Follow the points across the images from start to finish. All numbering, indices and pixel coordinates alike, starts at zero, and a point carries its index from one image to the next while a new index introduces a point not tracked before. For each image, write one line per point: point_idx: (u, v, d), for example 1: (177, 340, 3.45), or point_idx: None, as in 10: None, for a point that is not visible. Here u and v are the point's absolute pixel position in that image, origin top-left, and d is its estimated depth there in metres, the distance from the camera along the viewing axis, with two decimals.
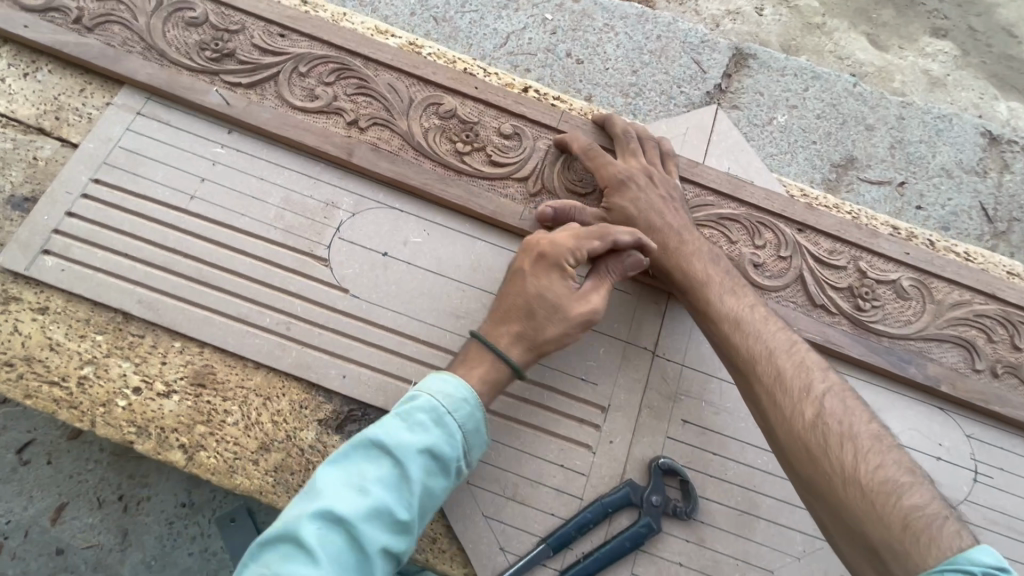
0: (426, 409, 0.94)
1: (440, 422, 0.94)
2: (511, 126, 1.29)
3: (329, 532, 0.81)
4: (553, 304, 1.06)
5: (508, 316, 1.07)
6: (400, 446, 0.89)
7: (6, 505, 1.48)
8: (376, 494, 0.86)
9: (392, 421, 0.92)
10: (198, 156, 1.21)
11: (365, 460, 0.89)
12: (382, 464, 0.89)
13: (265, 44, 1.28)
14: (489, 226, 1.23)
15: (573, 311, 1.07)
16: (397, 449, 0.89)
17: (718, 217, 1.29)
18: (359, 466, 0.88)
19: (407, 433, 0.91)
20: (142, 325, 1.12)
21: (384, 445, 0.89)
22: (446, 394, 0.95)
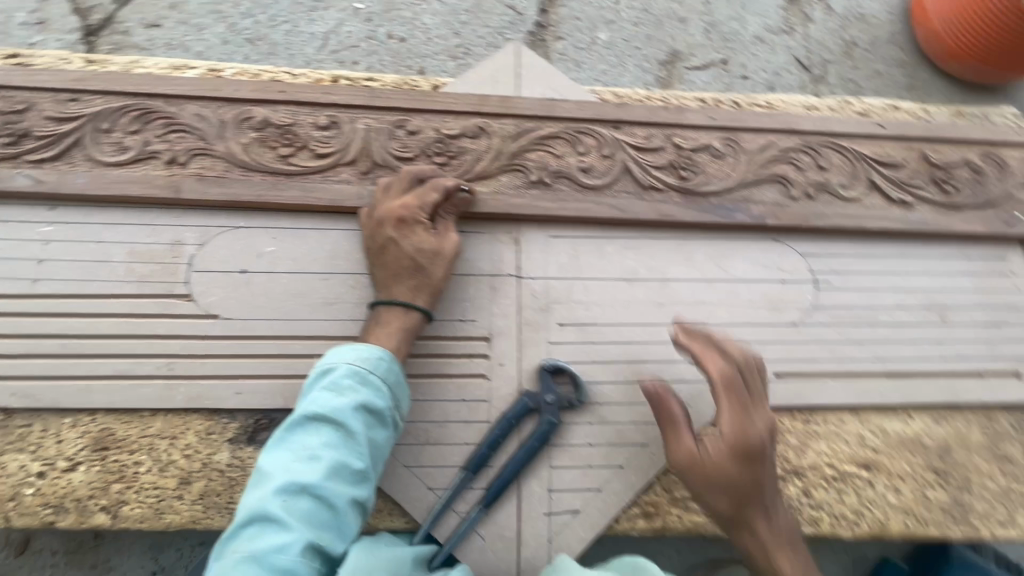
0: (347, 374, 1.02)
1: (363, 383, 1.02)
2: (327, 116, 1.35)
3: (291, 502, 0.90)
4: (431, 252, 1.15)
5: (394, 278, 1.15)
6: (333, 413, 0.97)
7: None
8: (326, 457, 0.94)
9: (322, 396, 1.00)
10: (26, 240, 1.21)
11: (306, 435, 0.97)
12: (323, 432, 0.97)
13: (59, 113, 1.28)
14: (335, 214, 1.30)
15: (444, 250, 1.17)
16: (332, 415, 0.97)
17: (541, 138, 1.39)
18: (302, 445, 0.96)
19: (339, 398, 0.99)
20: (26, 414, 1.13)
21: (319, 417, 0.97)
22: (363, 356, 1.04)
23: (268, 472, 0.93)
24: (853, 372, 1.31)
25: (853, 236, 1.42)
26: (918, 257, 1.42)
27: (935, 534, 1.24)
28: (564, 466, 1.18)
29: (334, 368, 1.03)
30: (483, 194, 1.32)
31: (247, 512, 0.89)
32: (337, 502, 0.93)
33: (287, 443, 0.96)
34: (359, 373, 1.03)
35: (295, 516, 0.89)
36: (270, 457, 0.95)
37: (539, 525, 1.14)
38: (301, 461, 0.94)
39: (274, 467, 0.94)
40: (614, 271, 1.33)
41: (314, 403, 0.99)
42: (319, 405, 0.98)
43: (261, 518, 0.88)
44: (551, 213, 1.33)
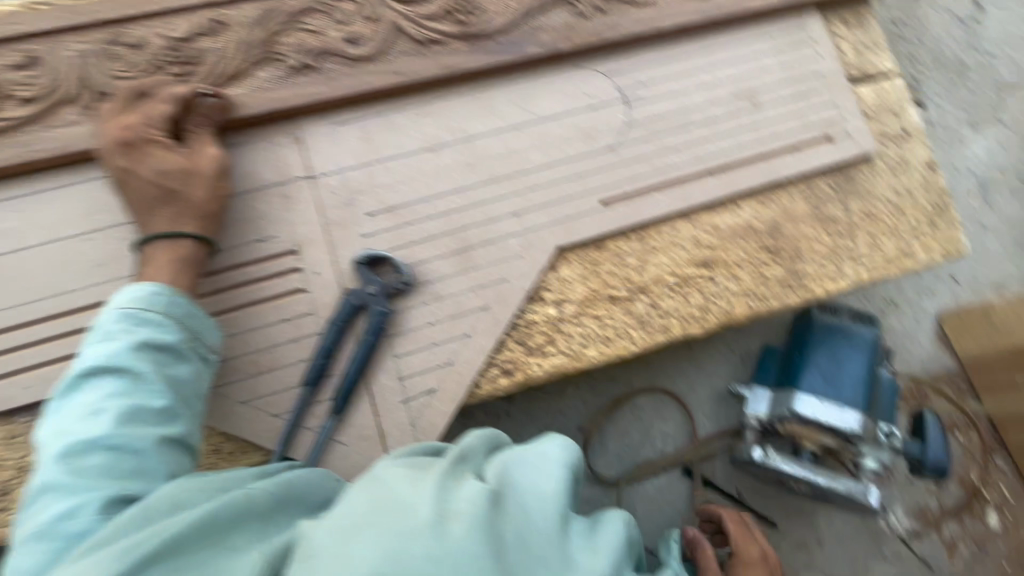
0: (113, 318, 0.90)
1: (135, 320, 0.90)
2: (18, 50, 1.11)
3: (74, 464, 0.79)
4: (181, 172, 1.01)
5: (150, 210, 1.00)
6: (102, 361, 0.86)
7: None
8: (108, 407, 0.83)
9: (90, 349, 0.88)
10: None
11: (83, 394, 0.85)
12: (101, 384, 0.85)
13: None
14: (73, 164, 1.11)
15: (199, 165, 1.04)
16: (104, 364, 0.85)
17: (290, 17, 1.21)
18: (78, 405, 0.84)
19: (111, 344, 0.87)
20: None
21: (90, 371, 0.86)
22: (131, 295, 0.92)
23: (49, 443, 0.82)
24: (678, 179, 1.31)
25: (653, 42, 1.35)
26: (719, 47, 1.38)
27: (775, 307, 1.32)
28: (410, 352, 1.15)
29: (101, 319, 0.91)
30: (240, 96, 1.15)
31: (32, 490, 0.79)
32: (134, 446, 0.82)
33: (64, 409, 0.85)
34: (127, 312, 0.90)
35: (80, 475, 0.78)
36: (50, 427, 0.84)
37: (399, 414, 1.13)
38: (79, 421, 0.83)
39: (52, 437, 0.83)
40: (414, 144, 1.22)
41: (84, 360, 0.87)
42: (88, 359, 0.87)
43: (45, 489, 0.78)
44: (326, 97, 1.19)
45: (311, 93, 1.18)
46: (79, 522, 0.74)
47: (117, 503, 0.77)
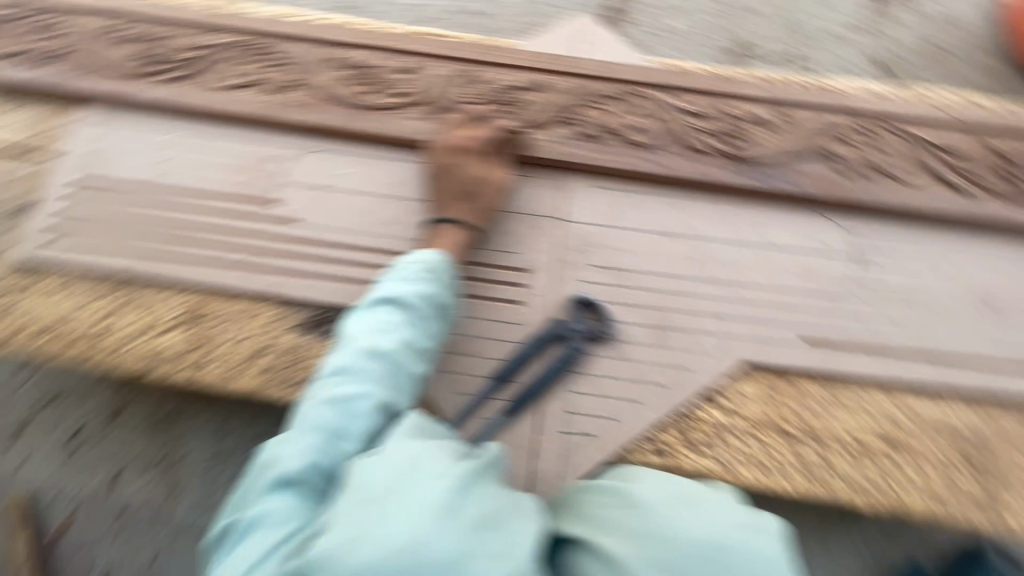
0: (413, 269, 1.13)
1: (429, 276, 1.12)
2: (407, 62, 1.51)
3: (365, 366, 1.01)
4: (482, 180, 1.31)
5: (451, 201, 1.30)
6: (400, 299, 1.08)
7: (73, 480, 1.76)
8: (395, 335, 1.05)
9: (392, 285, 1.11)
10: (158, 143, 1.46)
11: (378, 315, 1.07)
12: (393, 314, 1.07)
13: (191, 44, 1.53)
14: (405, 148, 1.44)
15: (494, 180, 1.32)
16: (401, 301, 1.08)
17: (597, 96, 1.46)
18: (374, 323, 1.06)
19: (408, 288, 1.10)
20: (143, 281, 1.37)
21: (389, 301, 1.09)
22: (430, 259, 1.14)
23: (348, 338, 1.05)
24: (884, 350, 1.30)
25: (902, 218, 1.39)
26: (970, 246, 1.38)
27: (947, 521, 1.21)
28: (583, 393, 1.26)
29: (404, 266, 1.14)
30: (537, 140, 1.41)
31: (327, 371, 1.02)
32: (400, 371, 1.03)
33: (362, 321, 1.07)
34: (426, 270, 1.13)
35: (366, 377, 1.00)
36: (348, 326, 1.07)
37: (554, 439, 1.24)
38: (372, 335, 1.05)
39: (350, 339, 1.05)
40: (653, 226, 1.38)
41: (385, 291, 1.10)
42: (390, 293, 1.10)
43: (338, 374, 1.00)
44: (599, 165, 1.40)
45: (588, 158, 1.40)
46: (362, 415, 0.96)
47: (384, 411, 0.98)
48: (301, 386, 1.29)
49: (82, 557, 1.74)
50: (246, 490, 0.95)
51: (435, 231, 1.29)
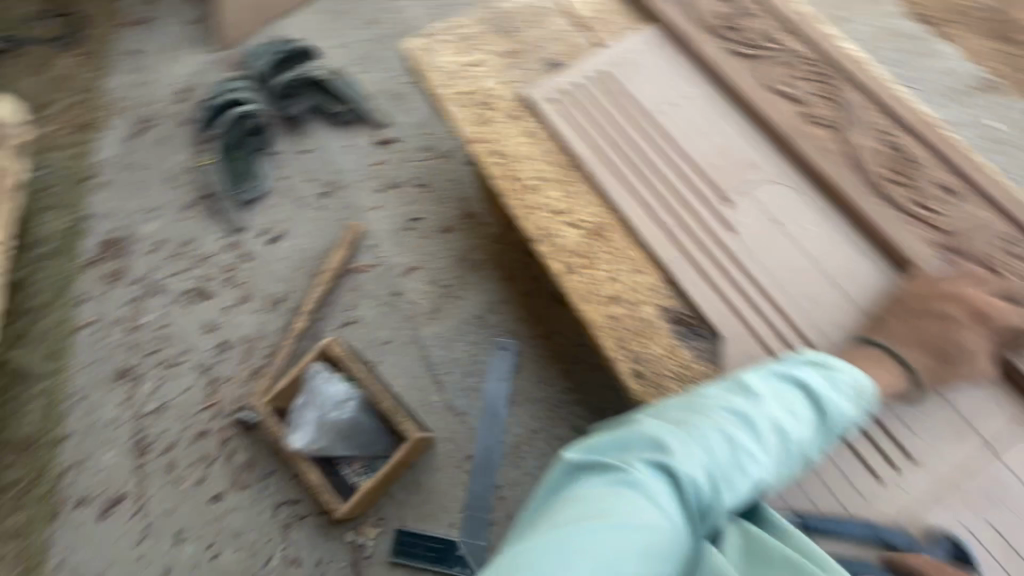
0: (845, 382, 1.06)
1: (852, 400, 1.05)
2: (953, 182, 1.34)
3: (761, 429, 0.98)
4: (965, 355, 1.13)
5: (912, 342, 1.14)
6: (820, 399, 1.03)
7: (389, 245, 2.09)
8: (801, 428, 1.01)
9: (820, 380, 1.05)
10: (680, 89, 1.54)
11: (792, 393, 1.03)
12: (809, 409, 1.03)
13: (770, 36, 1.56)
14: (884, 252, 1.30)
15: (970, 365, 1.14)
16: (824, 406, 1.03)
17: None
18: (786, 399, 1.02)
19: (835, 399, 1.04)
20: (584, 175, 1.48)
21: (810, 391, 1.03)
22: (865, 388, 1.07)
23: (762, 394, 1.02)
24: None
25: None
26: None
27: None
28: None
29: (835, 370, 1.07)
30: None
31: (727, 404, 0.99)
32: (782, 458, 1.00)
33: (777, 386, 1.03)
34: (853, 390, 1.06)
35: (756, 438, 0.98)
36: (764, 382, 1.04)
37: None
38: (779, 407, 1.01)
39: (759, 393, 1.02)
40: None
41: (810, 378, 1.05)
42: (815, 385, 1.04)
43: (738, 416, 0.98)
44: None
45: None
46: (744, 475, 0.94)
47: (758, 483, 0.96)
48: (629, 357, 1.29)
49: (350, 297, 2.02)
50: (609, 440, 0.94)
51: (863, 354, 1.15)
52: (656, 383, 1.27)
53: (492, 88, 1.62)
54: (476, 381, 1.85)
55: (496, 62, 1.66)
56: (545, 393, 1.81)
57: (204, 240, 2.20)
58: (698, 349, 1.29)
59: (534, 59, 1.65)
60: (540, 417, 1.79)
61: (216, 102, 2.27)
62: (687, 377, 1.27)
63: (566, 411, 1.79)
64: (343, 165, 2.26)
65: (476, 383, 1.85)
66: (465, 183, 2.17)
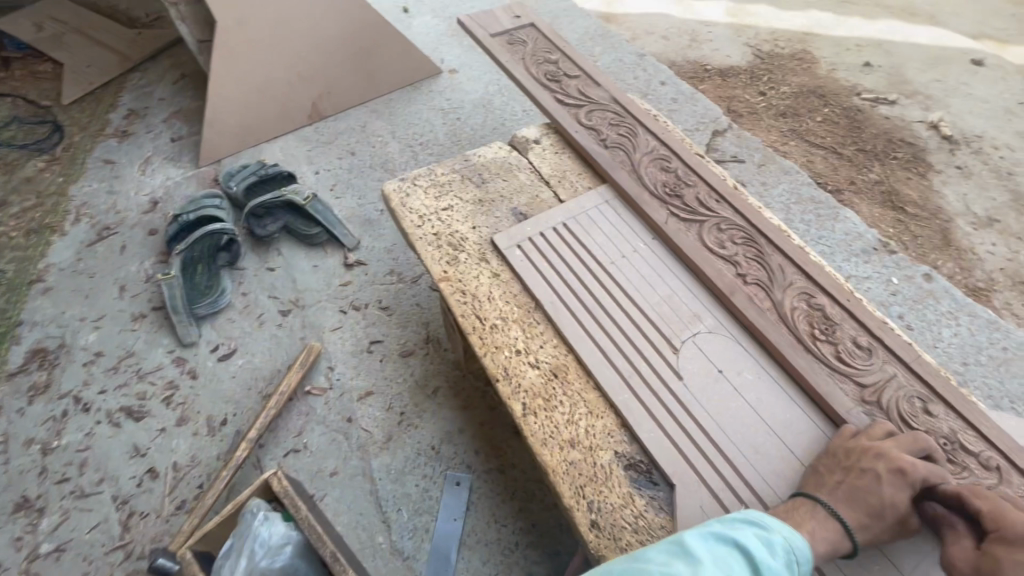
0: (778, 544, 1.04)
1: (786, 563, 1.03)
2: (866, 341, 1.50)
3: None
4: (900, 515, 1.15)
5: (850, 499, 1.18)
6: (758, 564, 0.99)
7: (345, 367, 2.07)
8: None
9: (755, 541, 1.02)
10: (628, 242, 1.73)
11: (731, 556, 0.98)
12: (747, 570, 0.98)
13: (704, 201, 1.81)
14: (812, 402, 1.43)
15: (905, 523, 1.16)
16: (761, 565, 0.99)
17: None
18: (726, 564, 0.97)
19: (769, 556, 1.01)
20: (542, 317, 1.58)
21: (747, 554, 0.99)
22: (796, 543, 1.05)
23: (700, 556, 0.96)
24: None
25: None
26: None
27: None
28: None
29: (766, 530, 1.06)
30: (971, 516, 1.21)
31: (668, 571, 0.93)
32: None
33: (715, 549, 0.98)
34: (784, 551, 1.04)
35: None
36: (701, 542, 0.99)
37: None
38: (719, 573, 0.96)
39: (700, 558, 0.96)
40: None
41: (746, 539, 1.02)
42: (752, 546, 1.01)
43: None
44: None
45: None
46: None
47: None
48: (584, 504, 1.29)
49: (298, 421, 1.96)
50: None
51: (797, 507, 1.19)
52: (611, 534, 1.25)
53: (460, 231, 1.77)
54: (424, 520, 1.75)
55: (463, 207, 1.82)
56: (496, 534, 1.73)
57: (147, 353, 2.11)
58: (650, 496, 1.30)
59: (499, 206, 1.83)
60: (490, 562, 1.69)
61: (187, 217, 2.32)
62: (642, 527, 1.26)
63: (519, 556, 1.69)
64: (307, 284, 2.30)
65: (424, 522, 1.75)
66: (428, 307, 2.23)
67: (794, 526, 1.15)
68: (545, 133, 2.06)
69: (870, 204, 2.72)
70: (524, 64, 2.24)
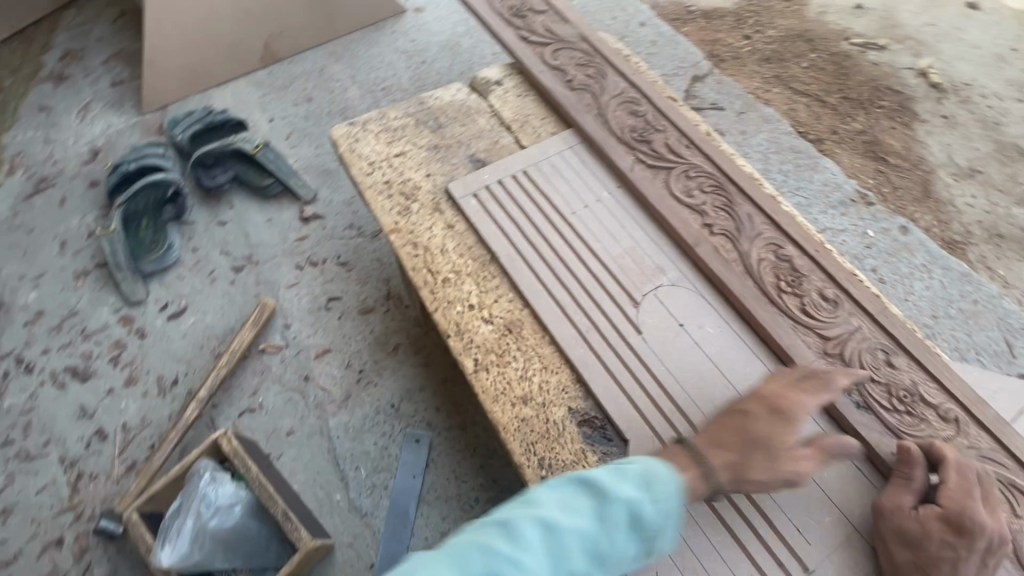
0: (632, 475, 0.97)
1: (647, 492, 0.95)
2: (833, 292, 1.45)
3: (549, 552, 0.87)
4: None
5: (797, 455, 1.16)
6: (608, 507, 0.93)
7: (301, 325, 2.00)
8: (585, 530, 0.89)
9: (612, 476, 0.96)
10: (592, 191, 1.63)
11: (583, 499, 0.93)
12: (594, 505, 0.92)
13: (674, 147, 1.70)
14: (773, 355, 1.38)
15: None
16: (608, 495, 0.93)
17: (1010, 483, 1.22)
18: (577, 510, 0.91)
19: (623, 485, 0.95)
20: (498, 270, 1.50)
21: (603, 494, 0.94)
22: (657, 472, 0.98)
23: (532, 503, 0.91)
24: None
25: None
26: None
27: None
28: None
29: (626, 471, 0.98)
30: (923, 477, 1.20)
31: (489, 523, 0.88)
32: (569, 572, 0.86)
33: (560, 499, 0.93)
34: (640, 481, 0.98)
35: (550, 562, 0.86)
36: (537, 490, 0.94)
37: None
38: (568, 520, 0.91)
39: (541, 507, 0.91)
40: None
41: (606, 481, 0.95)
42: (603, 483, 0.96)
43: (504, 536, 0.85)
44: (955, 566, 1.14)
45: (921, 540, 1.10)
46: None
47: None
48: (535, 461, 1.25)
49: (253, 380, 1.89)
50: None
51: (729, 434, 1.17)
52: None
53: (413, 179, 1.65)
54: (383, 477, 1.72)
55: (416, 153, 1.70)
56: (456, 490, 1.71)
57: (91, 312, 2.00)
58: (603, 452, 1.27)
59: (456, 153, 1.71)
60: (450, 518, 1.67)
61: (128, 167, 2.16)
62: None
63: (479, 511, 1.68)
64: (262, 239, 2.18)
65: (383, 479, 1.72)
66: (389, 263, 2.14)
67: (738, 480, 1.13)
68: (507, 75, 1.91)
69: (852, 155, 2.62)
70: None
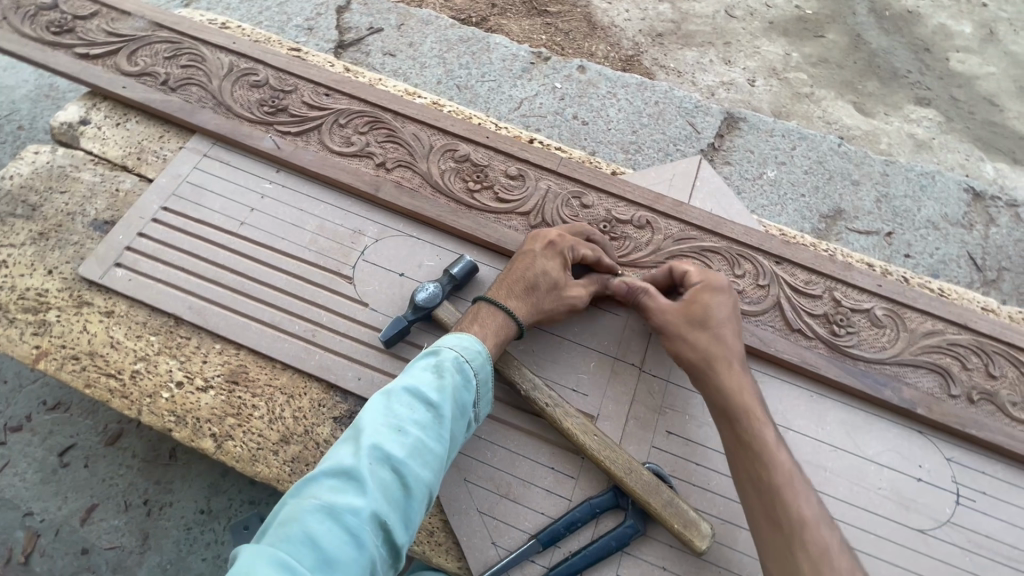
0: (450, 361, 0.99)
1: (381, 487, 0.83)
2: (516, 168, 1.48)
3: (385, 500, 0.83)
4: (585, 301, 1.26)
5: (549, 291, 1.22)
6: (445, 356, 0.99)
7: (43, 503, 1.61)
8: (411, 433, 0.89)
9: (418, 406, 0.92)
10: (251, 190, 1.43)
11: (394, 424, 0.90)
12: (383, 469, 0.85)
13: (312, 102, 1.54)
14: (493, 253, 1.39)
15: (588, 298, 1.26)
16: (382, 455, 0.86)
17: (701, 248, 1.42)
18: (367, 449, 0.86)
19: (393, 442, 0.87)
20: (190, 328, 1.29)
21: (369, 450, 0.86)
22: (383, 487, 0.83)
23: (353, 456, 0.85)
24: None
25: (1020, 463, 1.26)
26: None
27: None
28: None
29: (434, 350, 1.01)
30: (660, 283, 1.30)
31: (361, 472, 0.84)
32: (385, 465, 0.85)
33: (455, 444, 0.98)
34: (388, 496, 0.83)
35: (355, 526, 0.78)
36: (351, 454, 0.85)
37: None
38: (404, 495, 0.85)
39: (420, 488, 0.87)
40: None
41: (397, 386, 0.94)
42: (383, 411, 0.90)
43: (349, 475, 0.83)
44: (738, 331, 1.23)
45: (706, 313, 1.20)
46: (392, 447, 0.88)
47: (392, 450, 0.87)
48: None
49: None
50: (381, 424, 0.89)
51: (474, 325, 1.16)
52: None
53: (32, 285, 1.31)
54: None
55: (20, 254, 1.34)
56: None
57: None
58: None
59: (72, 228, 1.38)
60: None
61: None
62: None
63: None
64: None
65: None
66: None
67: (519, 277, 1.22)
68: (90, 106, 1.55)
69: (518, 20, 2.69)
70: (10, 25, 1.60)
